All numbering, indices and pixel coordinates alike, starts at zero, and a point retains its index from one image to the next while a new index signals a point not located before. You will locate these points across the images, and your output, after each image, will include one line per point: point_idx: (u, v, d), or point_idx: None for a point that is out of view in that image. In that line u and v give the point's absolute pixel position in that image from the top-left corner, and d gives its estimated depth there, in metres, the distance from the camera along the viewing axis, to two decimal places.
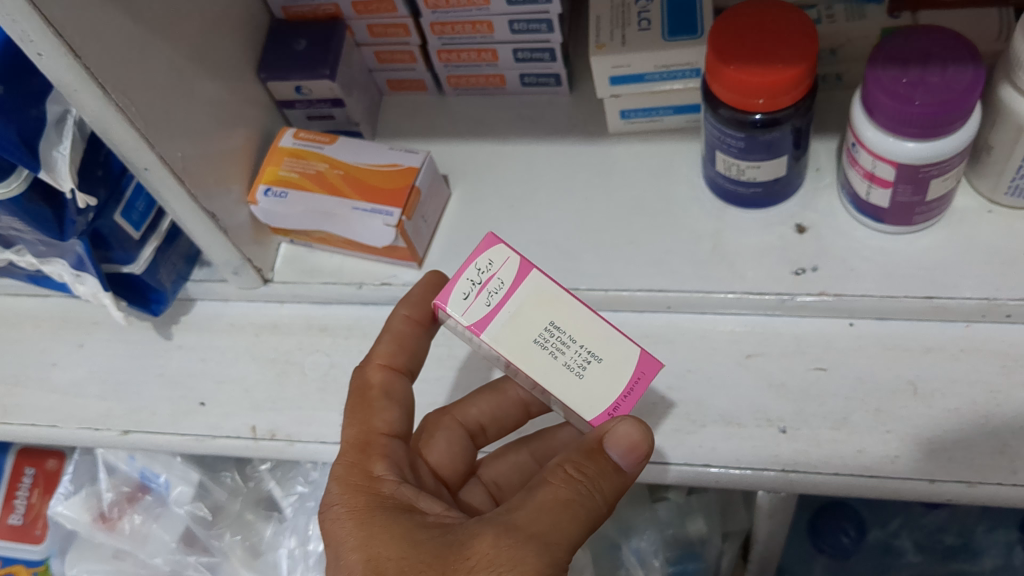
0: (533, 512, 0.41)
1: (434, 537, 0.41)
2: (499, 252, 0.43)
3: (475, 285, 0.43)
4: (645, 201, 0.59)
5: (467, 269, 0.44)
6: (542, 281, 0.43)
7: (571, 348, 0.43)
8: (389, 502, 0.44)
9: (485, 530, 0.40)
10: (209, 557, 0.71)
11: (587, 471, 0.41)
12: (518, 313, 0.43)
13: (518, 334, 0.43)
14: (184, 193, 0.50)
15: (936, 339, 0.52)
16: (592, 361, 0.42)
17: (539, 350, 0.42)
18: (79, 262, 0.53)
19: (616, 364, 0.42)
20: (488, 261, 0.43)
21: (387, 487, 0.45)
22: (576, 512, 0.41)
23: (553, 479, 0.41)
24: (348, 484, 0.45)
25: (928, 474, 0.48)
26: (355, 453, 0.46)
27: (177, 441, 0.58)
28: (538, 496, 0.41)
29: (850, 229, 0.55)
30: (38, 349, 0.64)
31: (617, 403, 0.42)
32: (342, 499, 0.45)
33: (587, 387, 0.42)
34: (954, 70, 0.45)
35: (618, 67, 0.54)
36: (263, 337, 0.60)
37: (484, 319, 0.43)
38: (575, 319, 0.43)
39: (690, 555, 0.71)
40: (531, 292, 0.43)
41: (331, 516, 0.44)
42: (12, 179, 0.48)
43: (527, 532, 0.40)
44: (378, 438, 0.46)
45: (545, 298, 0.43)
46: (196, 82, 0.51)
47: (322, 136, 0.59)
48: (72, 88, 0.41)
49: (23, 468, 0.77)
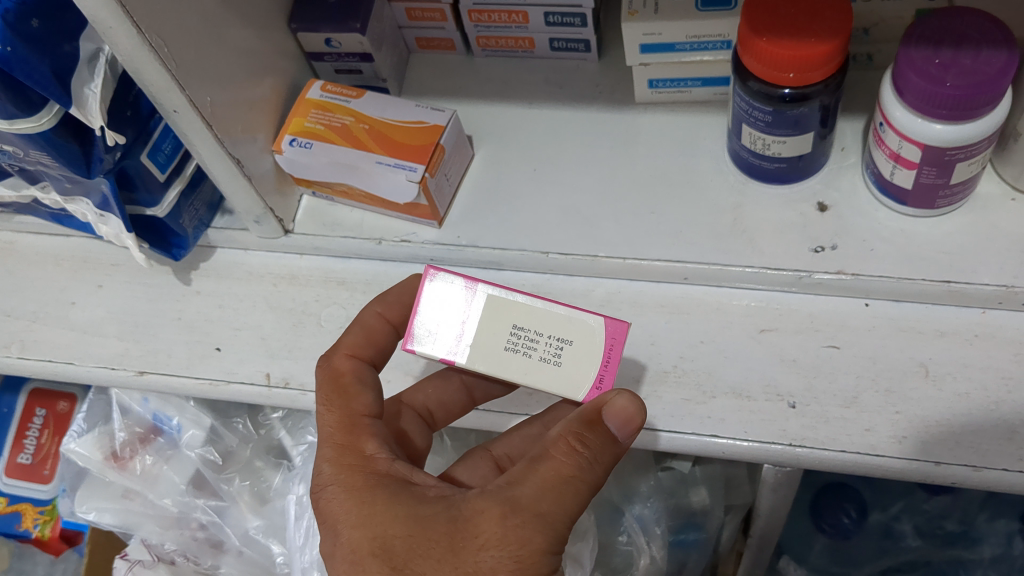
0: (537, 489, 0.41)
1: (437, 513, 0.42)
2: (441, 282, 0.46)
3: (433, 319, 0.46)
4: (668, 171, 0.59)
5: (420, 309, 0.46)
6: (491, 291, 0.45)
7: (541, 341, 0.44)
8: (387, 479, 0.44)
9: (488, 507, 0.41)
10: (218, 501, 0.73)
11: (590, 442, 0.42)
12: (481, 331, 0.45)
13: (487, 349, 0.45)
14: (212, 138, 0.50)
15: (951, 324, 0.52)
16: (564, 345, 0.44)
17: (512, 356, 0.45)
18: (104, 202, 0.54)
19: (587, 340, 0.44)
20: (434, 294, 0.46)
21: (383, 464, 0.45)
22: (578, 486, 0.41)
23: (554, 451, 0.42)
24: (342, 465, 0.45)
25: (934, 456, 0.48)
26: (341, 435, 0.46)
27: (192, 384, 0.59)
28: (540, 471, 0.41)
29: (871, 209, 0.55)
30: (58, 287, 0.64)
31: (602, 376, 0.44)
32: (337, 480, 0.45)
33: (568, 371, 0.44)
34: (987, 53, 0.44)
35: (649, 35, 0.54)
36: (281, 287, 0.61)
37: (452, 346, 0.45)
38: (533, 313, 0.45)
39: (691, 525, 0.72)
40: (485, 303, 0.45)
41: (329, 498, 0.45)
42: (43, 114, 0.48)
43: (533, 509, 0.41)
44: (361, 420, 0.47)
45: (500, 305, 0.45)
46: (230, 28, 0.51)
47: (349, 89, 0.59)
48: (107, 24, 0.41)
49: (35, 409, 0.82)
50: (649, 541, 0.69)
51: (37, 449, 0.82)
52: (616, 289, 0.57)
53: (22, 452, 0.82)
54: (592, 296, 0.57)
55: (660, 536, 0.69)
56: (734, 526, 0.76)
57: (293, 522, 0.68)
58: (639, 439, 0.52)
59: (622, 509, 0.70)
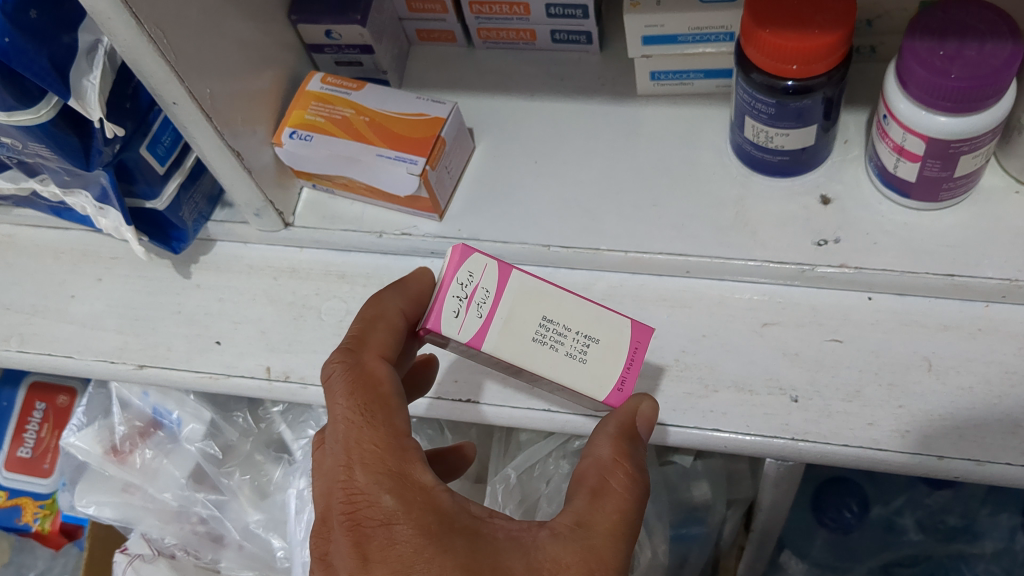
0: (609, 536, 0.40)
1: (516, 561, 0.38)
2: (476, 262, 0.44)
3: (462, 300, 0.43)
4: (670, 164, 0.59)
5: (450, 287, 0.43)
6: (523, 279, 0.44)
7: (569, 337, 0.45)
8: (455, 518, 0.39)
9: (573, 559, 0.39)
10: (218, 495, 0.73)
11: (637, 465, 0.43)
12: (511, 320, 0.44)
13: (516, 338, 0.44)
14: (212, 130, 0.50)
15: (954, 317, 0.52)
16: (590, 342, 0.45)
17: (540, 347, 0.44)
18: (103, 194, 0.54)
19: (613, 341, 0.45)
20: (468, 274, 0.43)
21: (446, 499, 0.40)
22: (633, 522, 0.41)
23: (614, 483, 0.41)
24: (405, 500, 0.39)
25: (938, 450, 0.48)
26: (390, 459, 0.40)
27: (191, 378, 0.59)
28: (608, 507, 0.41)
29: (874, 202, 0.55)
30: (57, 281, 0.64)
31: (625, 377, 0.45)
32: (404, 519, 0.38)
33: (592, 369, 0.45)
34: (992, 45, 0.44)
35: (651, 26, 0.54)
36: (281, 281, 0.61)
37: (480, 332, 0.44)
38: (564, 308, 0.45)
39: (693, 520, 0.72)
40: (516, 292, 0.44)
41: (392, 540, 0.38)
42: (41, 106, 0.48)
43: (612, 561, 0.39)
44: (405, 441, 0.41)
45: (530, 294, 0.45)
46: (230, 20, 0.51)
47: (350, 82, 0.58)
48: (105, 15, 0.41)
49: (35, 403, 0.82)
50: (652, 536, 0.68)
51: (37, 443, 0.82)
52: (618, 282, 0.56)
53: (22, 446, 0.82)
54: (593, 289, 0.56)
55: (661, 531, 0.68)
56: (736, 520, 0.75)
57: (294, 516, 0.68)
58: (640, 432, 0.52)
59: None
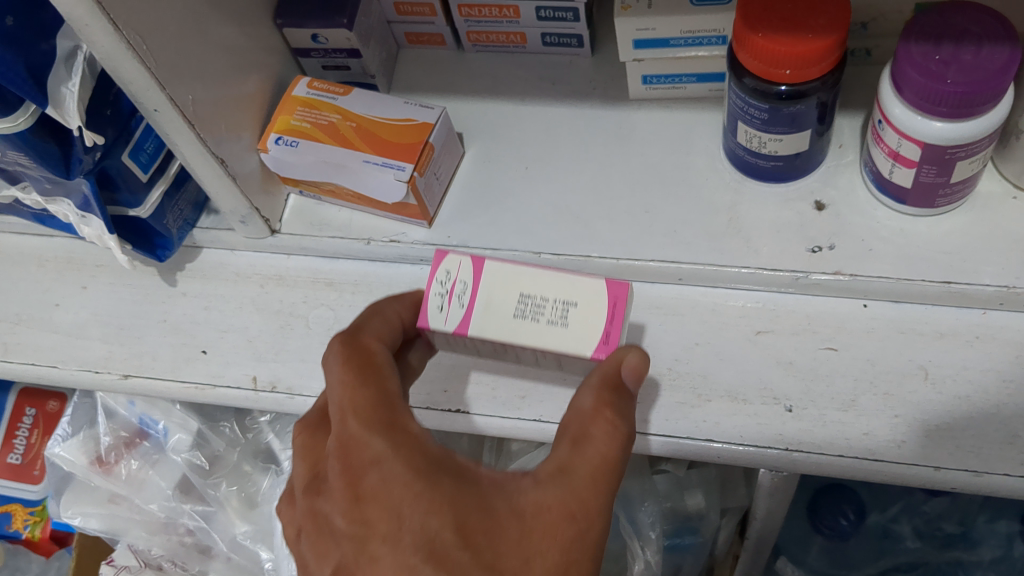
0: (591, 480, 0.39)
1: (499, 503, 0.38)
2: (451, 260, 0.46)
3: (445, 295, 0.46)
4: (663, 169, 0.58)
5: (432, 286, 0.46)
6: (497, 265, 0.45)
7: (548, 305, 0.44)
8: (443, 463, 0.39)
9: (555, 504, 0.38)
10: (204, 507, 0.72)
11: (621, 416, 0.41)
12: (490, 304, 0.45)
13: (498, 317, 0.45)
14: (194, 137, 0.49)
15: (950, 325, 0.51)
16: (570, 308, 0.44)
17: (523, 322, 0.44)
18: (85, 202, 0.53)
19: (590, 300, 0.44)
20: (445, 271, 0.46)
21: (433, 447, 0.39)
22: (619, 464, 0.40)
23: (595, 431, 0.40)
24: (395, 442, 0.38)
25: (934, 461, 0.47)
26: (384, 412, 0.39)
27: (177, 388, 0.58)
28: (594, 452, 0.39)
29: (870, 208, 0.54)
30: (41, 289, 0.63)
31: (609, 331, 0.43)
32: (392, 457, 0.38)
33: (576, 331, 0.44)
34: (989, 49, 0.43)
35: (642, 30, 0.53)
36: (268, 289, 0.60)
37: (463, 320, 0.45)
38: (539, 281, 0.45)
39: (687, 530, 0.71)
40: (491, 277, 0.45)
41: (382, 481, 0.37)
42: (19, 114, 0.47)
43: (595, 510, 0.38)
44: (400, 402, 0.41)
45: (506, 276, 0.45)
46: (214, 25, 0.50)
47: (337, 87, 0.57)
48: (83, 22, 0.40)
49: (24, 408, 0.80)
50: (644, 547, 0.66)
51: (27, 448, 0.81)
52: None
53: (13, 452, 0.81)
54: None
55: (654, 541, 0.66)
56: (730, 526, 0.75)
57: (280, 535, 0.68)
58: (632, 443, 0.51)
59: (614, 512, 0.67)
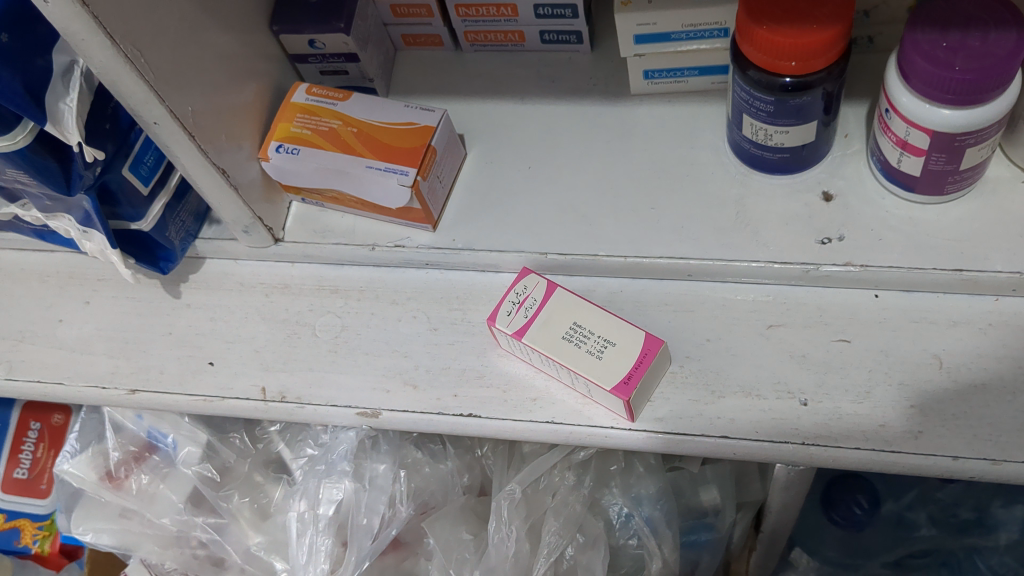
0: None
1: None
2: (531, 279, 0.53)
3: (515, 305, 0.52)
4: (667, 164, 0.57)
5: (507, 296, 0.53)
6: (567, 294, 0.52)
7: (591, 338, 0.50)
8: None
9: None
10: (216, 519, 0.71)
11: None
12: (547, 322, 0.51)
13: (551, 334, 0.51)
14: (194, 149, 0.48)
15: (963, 313, 0.51)
16: (609, 346, 0.50)
17: (568, 344, 0.50)
18: (86, 218, 0.52)
19: (626, 344, 0.49)
20: (523, 286, 0.53)
21: None
22: None
23: None
24: None
25: (952, 451, 0.47)
26: None
27: (185, 401, 0.57)
28: None
29: (877, 197, 0.53)
30: (44, 305, 0.63)
31: (632, 373, 0.48)
32: None
33: (605, 365, 0.49)
34: (996, 35, 0.43)
35: (643, 25, 0.53)
36: (273, 297, 0.59)
37: (523, 326, 0.51)
38: (594, 317, 0.51)
39: (703, 526, 0.70)
40: (557, 304, 0.52)
41: None
42: (17, 131, 0.46)
43: None
44: None
45: (569, 305, 0.52)
46: (210, 34, 0.49)
47: (336, 92, 0.57)
48: (80, 36, 0.39)
49: (29, 422, 0.80)
50: (661, 544, 0.66)
51: (33, 463, 0.80)
52: (619, 288, 0.55)
53: (20, 467, 0.80)
54: (593, 296, 0.55)
55: (671, 538, 0.66)
56: (745, 522, 0.75)
57: (294, 540, 0.66)
58: (646, 443, 0.51)
59: (630, 511, 0.66)
